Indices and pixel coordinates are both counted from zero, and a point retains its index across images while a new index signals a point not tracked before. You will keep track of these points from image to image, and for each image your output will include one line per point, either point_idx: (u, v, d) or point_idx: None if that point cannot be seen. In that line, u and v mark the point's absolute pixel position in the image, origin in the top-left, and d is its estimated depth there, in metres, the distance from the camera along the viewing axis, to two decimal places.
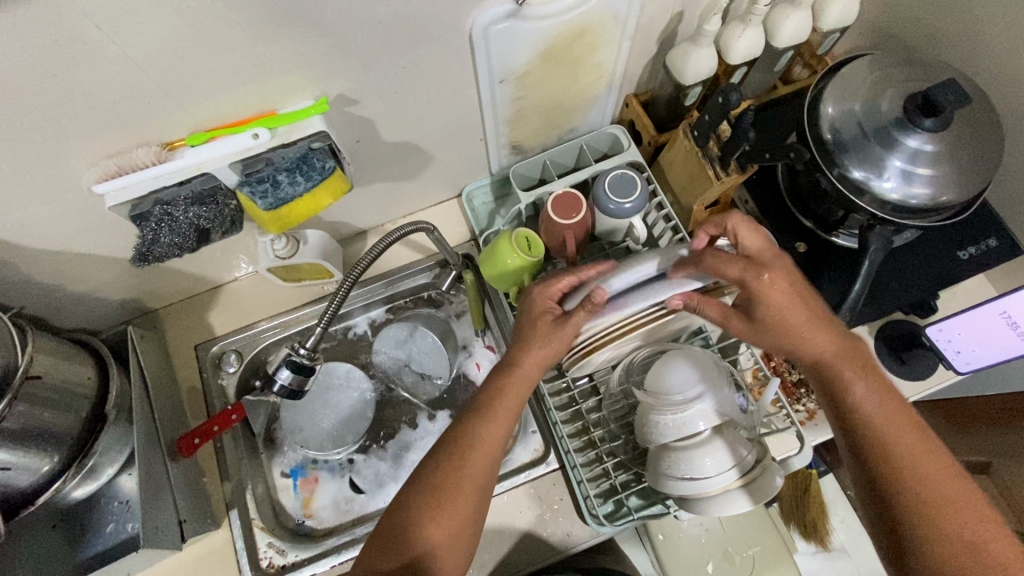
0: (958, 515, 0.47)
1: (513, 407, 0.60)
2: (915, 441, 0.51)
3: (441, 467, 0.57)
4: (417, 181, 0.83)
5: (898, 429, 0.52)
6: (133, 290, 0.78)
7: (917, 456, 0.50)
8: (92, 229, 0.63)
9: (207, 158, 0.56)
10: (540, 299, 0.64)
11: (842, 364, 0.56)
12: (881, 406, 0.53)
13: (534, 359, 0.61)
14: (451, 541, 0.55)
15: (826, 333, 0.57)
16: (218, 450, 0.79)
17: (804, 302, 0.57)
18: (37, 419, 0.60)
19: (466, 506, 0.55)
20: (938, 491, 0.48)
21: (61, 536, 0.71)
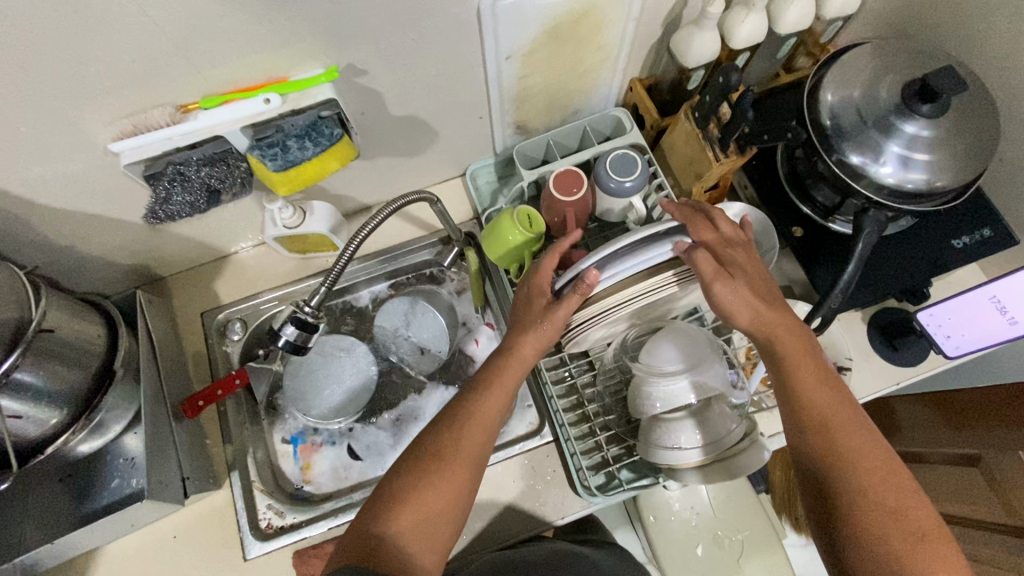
0: (886, 491, 0.52)
1: (509, 387, 0.63)
2: (848, 422, 0.56)
3: (440, 437, 0.59)
4: (423, 157, 0.84)
5: (837, 415, 0.56)
6: (141, 255, 0.80)
7: (853, 438, 0.55)
8: (106, 190, 0.65)
9: (219, 121, 0.58)
10: (538, 282, 0.66)
11: (794, 347, 0.59)
12: (820, 390, 0.57)
13: (529, 344, 0.64)
14: (440, 513, 0.56)
15: (779, 315, 0.59)
16: (221, 414, 0.81)
17: (764, 284, 0.61)
18: (48, 372, 0.62)
19: (459, 479, 0.57)
20: (867, 468, 0.54)
21: (66, 489, 0.73)
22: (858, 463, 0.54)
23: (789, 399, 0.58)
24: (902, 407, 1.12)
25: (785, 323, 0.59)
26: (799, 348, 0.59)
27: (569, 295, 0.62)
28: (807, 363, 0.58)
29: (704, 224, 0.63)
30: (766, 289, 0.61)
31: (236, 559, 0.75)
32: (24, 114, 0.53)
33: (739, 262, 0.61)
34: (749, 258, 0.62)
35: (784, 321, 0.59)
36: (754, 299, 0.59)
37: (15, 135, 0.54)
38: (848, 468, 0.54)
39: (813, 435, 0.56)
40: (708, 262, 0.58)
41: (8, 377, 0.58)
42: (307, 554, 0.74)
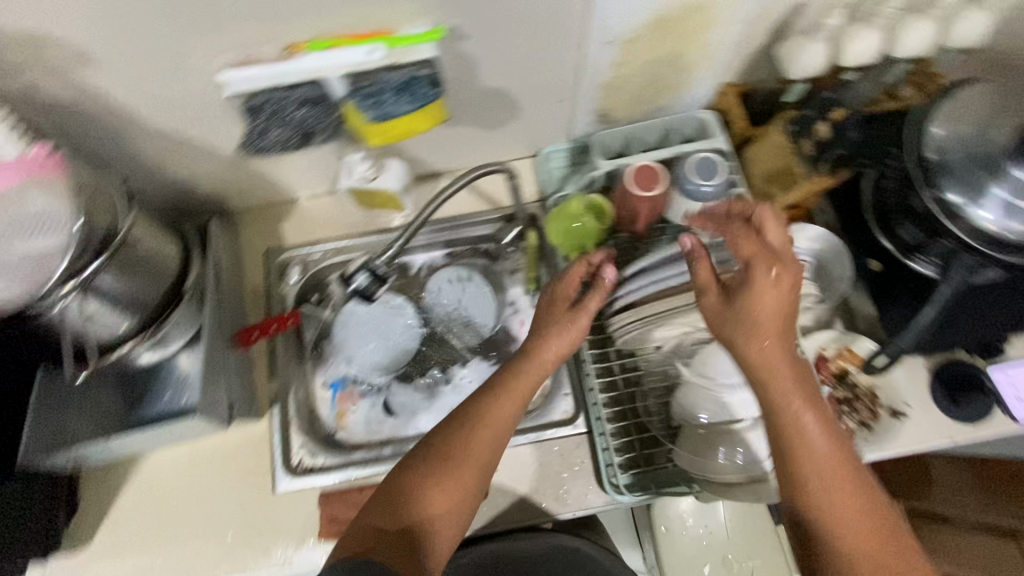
0: (877, 550, 0.50)
1: (525, 390, 0.63)
2: (851, 481, 0.53)
3: (451, 436, 0.60)
4: (501, 132, 0.84)
5: (829, 467, 0.53)
6: (221, 186, 0.83)
7: (844, 493, 0.52)
8: (202, 118, 0.68)
9: (325, 66, 0.59)
10: (564, 286, 0.69)
11: (790, 388, 0.55)
12: (815, 438, 0.54)
13: (554, 346, 0.65)
14: (457, 507, 0.58)
15: (784, 354, 0.55)
16: (271, 350, 0.85)
17: (779, 317, 0.56)
18: (127, 281, 0.66)
19: (469, 481, 0.58)
20: (859, 523, 0.51)
21: (121, 394, 0.77)
22: (847, 518, 0.52)
23: (788, 448, 0.54)
24: (941, 467, 1.07)
25: (785, 361, 0.55)
26: (798, 391, 0.55)
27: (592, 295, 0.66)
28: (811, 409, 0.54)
29: (740, 232, 0.61)
30: (777, 320, 0.56)
31: (264, 490, 0.78)
32: (145, 30, 0.55)
33: (755, 289, 0.56)
34: (772, 288, 0.56)
35: (785, 360, 0.55)
36: (762, 331, 0.55)
37: (135, 50, 0.57)
38: (834, 522, 0.52)
39: (811, 491, 0.53)
40: (707, 269, 0.61)
41: (93, 280, 0.61)
42: (334, 496, 0.76)
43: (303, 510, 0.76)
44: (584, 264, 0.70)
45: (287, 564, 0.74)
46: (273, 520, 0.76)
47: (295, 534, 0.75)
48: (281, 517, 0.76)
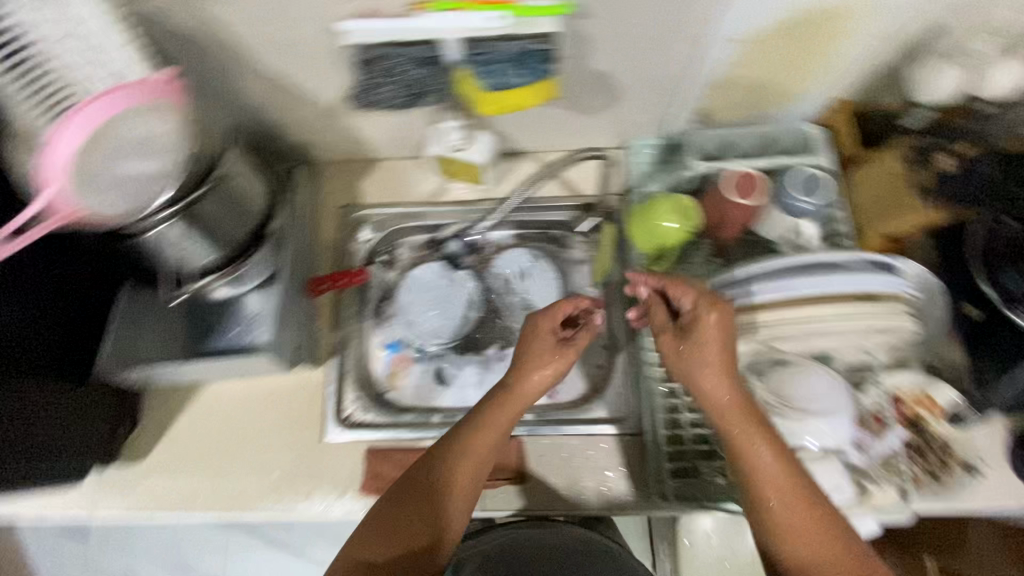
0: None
1: (510, 420, 0.63)
2: (807, 521, 0.54)
3: (434, 469, 0.60)
4: (595, 119, 0.82)
5: (779, 499, 0.55)
6: (311, 135, 0.84)
7: (792, 523, 0.54)
8: (311, 64, 0.68)
9: (447, 27, 0.58)
10: (546, 320, 0.67)
11: (738, 424, 0.57)
12: (766, 473, 0.55)
13: (532, 384, 0.64)
14: (447, 532, 0.59)
15: (727, 390, 0.57)
16: (337, 303, 0.86)
17: (726, 357, 0.58)
18: (216, 213, 0.68)
19: (456, 513, 0.60)
20: (811, 551, 0.53)
21: (189, 326, 0.78)
22: (798, 544, 0.54)
23: (742, 491, 0.57)
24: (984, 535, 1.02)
25: (730, 398, 0.58)
26: (749, 429, 0.57)
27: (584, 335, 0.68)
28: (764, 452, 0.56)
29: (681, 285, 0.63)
30: (722, 358, 0.58)
31: (313, 436, 0.79)
32: None
33: (700, 342, 0.59)
34: (718, 335, 0.59)
35: (731, 394, 0.58)
36: (708, 370, 0.58)
37: None
38: (787, 548, 0.54)
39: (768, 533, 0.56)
40: (661, 313, 0.65)
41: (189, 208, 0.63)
42: (379, 453, 0.77)
43: (347, 462, 0.78)
44: (572, 302, 0.68)
45: (324, 512, 0.75)
46: (317, 467, 0.78)
47: (336, 484, 0.77)
48: (325, 466, 0.78)
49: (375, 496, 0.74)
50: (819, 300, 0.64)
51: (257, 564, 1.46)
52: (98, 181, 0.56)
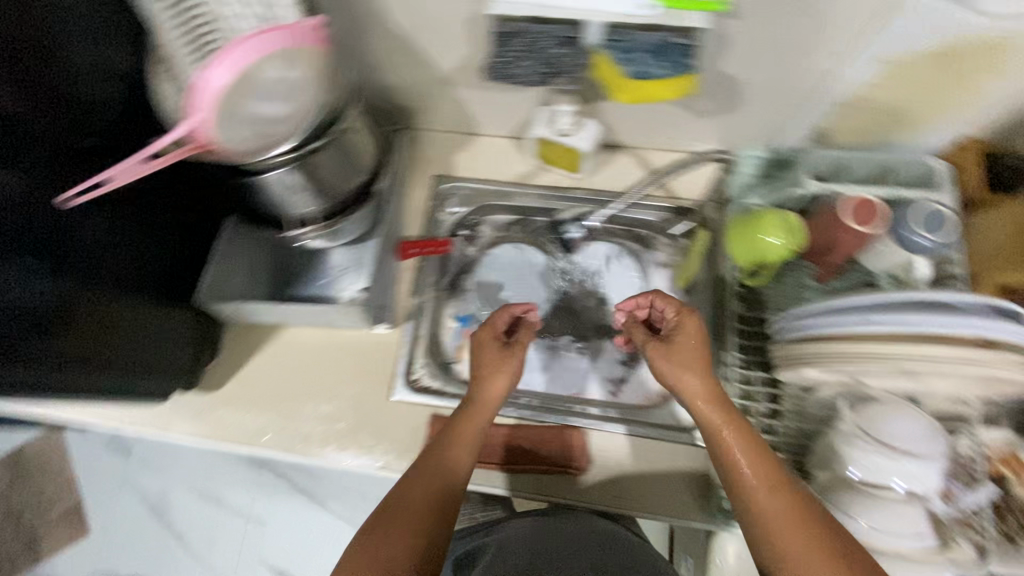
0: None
1: (476, 430, 0.66)
2: (785, 510, 0.55)
3: (406, 488, 0.61)
4: (706, 123, 0.80)
5: (762, 498, 0.57)
6: (419, 100, 0.84)
7: (777, 524, 0.55)
8: (442, 28, 0.68)
9: (594, 6, 0.58)
10: (481, 335, 0.71)
11: (720, 426, 0.60)
12: (746, 473, 0.58)
13: (493, 391, 0.67)
14: (429, 549, 0.58)
15: (701, 385, 0.62)
16: (418, 269, 0.87)
17: (703, 358, 0.63)
18: (330, 166, 0.69)
19: (433, 527, 0.59)
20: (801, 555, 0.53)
21: (284, 267, 0.83)
22: (786, 547, 0.54)
23: (730, 493, 0.59)
24: None
25: (710, 399, 0.62)
26: (731, 433, 0.60)
27: (523, 333, 0.72)
28: (740, 445, 0.59)
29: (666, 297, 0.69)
30: (699, 358, 0.63)
31: (381, 394, 0.81)
32: None
33: (688, 345, 0.64)
34: (696, 341, 0.64)
35: (711, 390, 0.62)
36: (688, 370, 0.63)
37: None
38: (776, 552, 0.54)
39: (755, 530, 0.56)
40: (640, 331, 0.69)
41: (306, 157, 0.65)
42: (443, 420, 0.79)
43: (410, 426, 0.79)
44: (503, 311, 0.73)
45: (384, 471, 0.77)
46: (381, 425, 0.79)
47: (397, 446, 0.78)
48: (389, 425, 0.79)
49: None
50: (941, 340, 0.60)
51: (281, 509, 1.50)
52: (238, 121, 0.58)
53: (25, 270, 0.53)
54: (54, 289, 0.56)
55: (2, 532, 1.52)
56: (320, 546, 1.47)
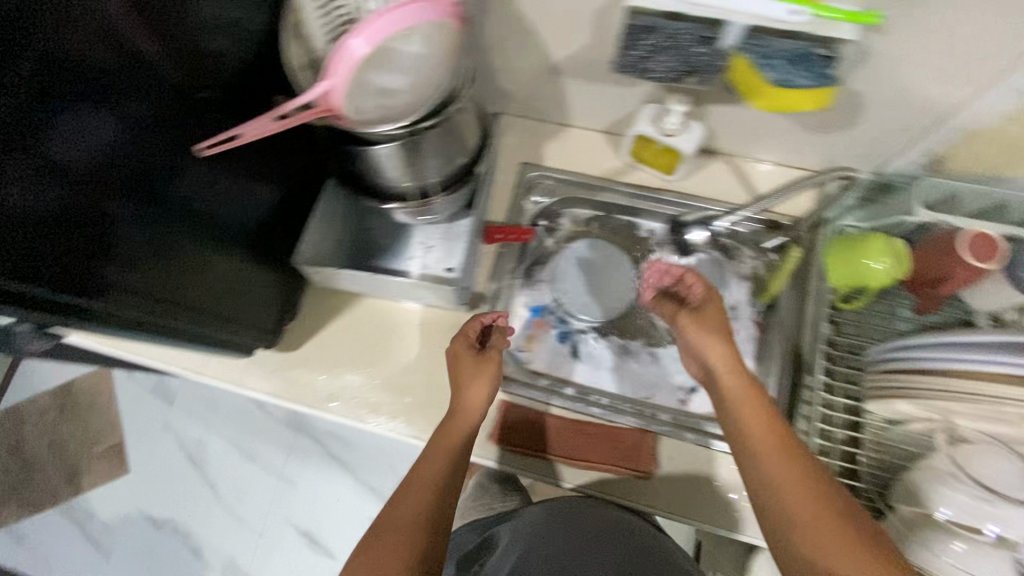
0: (822, 529, 0.55)
1: (454, 440, 0.70)
2: (797, 478, 0.58)
3: (391, 509, 0.65)
4: (812, 137, 0.78)
5: (770, 451, 0.61)
6: (519, 86, 0.83)
7: (784, 474, 0.59)
8: (566, 15, 0.68)
9: (737, 7, 0.56)
10: (455, 345, 0.76)
11: (734, 386, 0.66)
12: (756, 428, 0.62)
13: (476, 396, 0.72)
14: (417, 554, 0.60)
15: (720, 346, 0.68)
16: (498, 255, 0.87)
17: (724, 328, 0.70)
18: (436, 144, 0.69)
19: (416, 536, 0.61)
20: (806, 503, 0.57)
21: (371, 237, 0.84)
22: (791, 494, 0.58)
23: (736, 446, 0.64)
24: None
25: (729, 362, 0.68)
26: (748, 393, 0.65)
27: (498, 339, 0.76)
28: (750, 403, 0.64)
29: (695, 280, 0.76)
30: (721, 325, 0.70)
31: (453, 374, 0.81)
32: None
33: (711, 315, 0.71)
34: (719, 316, 0.71)
35: (728, 352, 0.68)
36: (712, 335, 0.69)
37: None
38: (781, 499, 0.58)
39: (762, 480, 0.60)
40: (671, 308, 0.77)
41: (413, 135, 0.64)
42: (514, 408, 0.79)
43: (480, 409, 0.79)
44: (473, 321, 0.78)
45: None
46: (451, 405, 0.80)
47: None
48: None
49: (502, 445, 0.76)
50: None
51: (312, 471, 1.53)
52: (366, 92, 0.58)
53: (140, 211, 0.55)
54: (160, 232, 0.58)
55: (47, 462, 1.58)
56: (347, 514, 1.49)
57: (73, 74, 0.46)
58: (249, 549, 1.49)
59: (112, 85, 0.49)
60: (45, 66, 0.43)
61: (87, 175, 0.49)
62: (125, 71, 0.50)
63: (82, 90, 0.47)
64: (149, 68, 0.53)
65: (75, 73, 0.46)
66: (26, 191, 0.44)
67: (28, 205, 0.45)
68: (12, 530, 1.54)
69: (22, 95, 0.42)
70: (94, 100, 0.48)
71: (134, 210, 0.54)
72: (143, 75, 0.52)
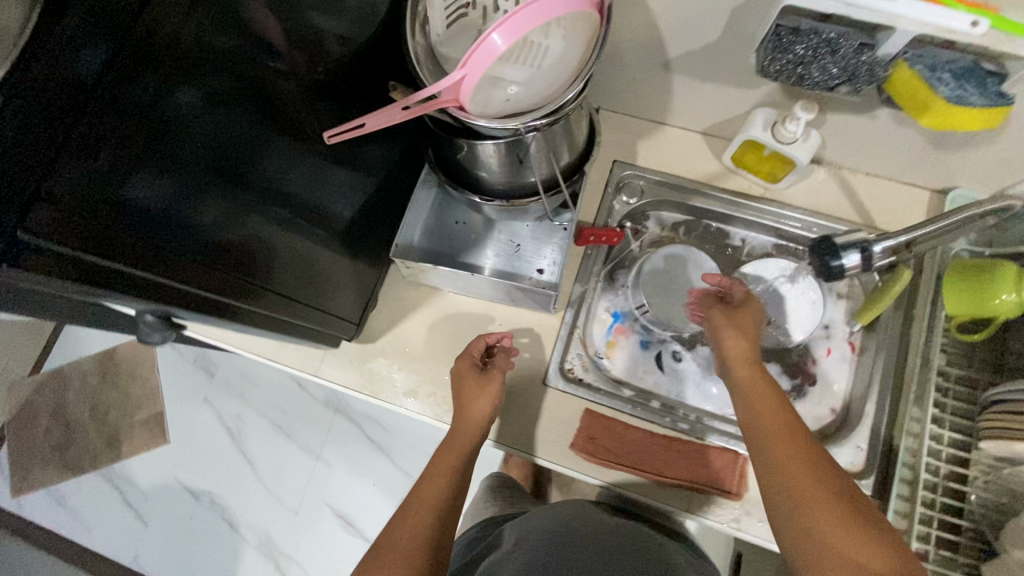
0: (808, 502, 0.53)
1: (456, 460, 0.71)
2: (794, 454, 0.57)
3: (391, 528, 0.66)
4: (937, 154, 0.73)
5: (771, 429, 0.59)
6: (623, 79, 0.79)
7: (781, 449, 0.57)
8: (698, 9, 0.63)
9: (907, 15, 0.50)
10: (463, 357, 0.75)
11: (748, 374, 0.66)
12: (760, 410, 0.62)
13: (473, 417, 0.71)
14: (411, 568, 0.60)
15: (742, 339, 0.69)
16: (585, 256, 0.83)
17: (747, 326, 0.71)
18: (549, 143, 0.65)
19: (409, 553, 0.62)
20: (796, 475, 0.55)
21: (453, 236, 0.81)
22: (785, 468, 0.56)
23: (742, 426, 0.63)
24: None
25: (744, 353, 0.68)
26: (758, 381, 0.65)
27: (500, 359, 0.76)
28: (760, 390, 0.64)
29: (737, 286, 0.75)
30: (748, 325, 0.71)
31: (534, 377, 0.79)
32: None
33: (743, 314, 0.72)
34: (750, 315, 0.72)
35: (745, 346, 0.69)
36: (735, 329, 0.70)
37: None
38: (775, 472, 0.56)
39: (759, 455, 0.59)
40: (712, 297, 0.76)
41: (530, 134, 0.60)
42: (598, 418, 0.76)
43: (563, 415, 0.76)
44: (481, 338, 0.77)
45: (531, 456, 0.75)
46: (532, 409, 0.77)
47: (547, 434, 0.76)
48: (540, 410, 0.77)
49: (586, 456, 0.73)
50: None
51: (349, 453, 1.52)
52: (491, 86, 0.55)
53: (241, 202, 0.51)
54: (256, 220, 0.53)
55: (89, 424, 1.59)
56: (384, 499, 1.48)
57: (189, 53, 0.42)
58: (284, 527, 1.49)
59: (223, 69, 0.45)
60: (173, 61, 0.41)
61: (197, 164, 0.45)
62: (239, 55, 0.46)
63: (209, 85, 0.44)
64: (261, 50, 0.48)
65: (185, 53, 0.41)
66: (161, 193, 0.42)
67: (163, 207, 0.43)
68: (54, 491, 1.56)
69: (154, 93, 0.40)
70: (206, 82, 0.44)
71: (235, 200, 0.50)
72: (263, 68, 0.49)
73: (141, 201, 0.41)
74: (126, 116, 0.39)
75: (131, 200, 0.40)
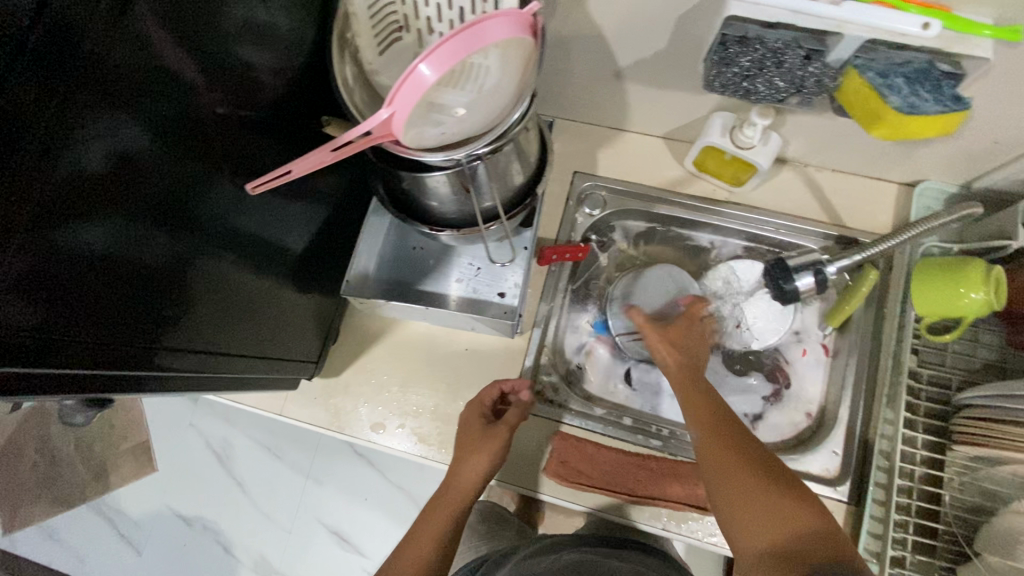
0: (735, 479, 0.55)
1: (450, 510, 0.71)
2: (719, 435, 0.58)
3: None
4: (901, 151, 0.72)
5: (700, 416, 0.61)
6: (578, 88, 0.76)
7: (708, 433, 0.59)
8: (643, 17, 0.60)
9: (853, 21, 0.48)
10: (473, 406, 0.73)
11: (676, 364, 0.68)
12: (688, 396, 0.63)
13: (469, 469, 0.69)
14: None
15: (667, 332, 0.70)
16: (549, 273, 0.81)
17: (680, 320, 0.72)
18: (496, 169, 0.62)
19: None
20: (723, 456, 0.56)
21: (412, 263, 0.79)
22: (713, 450, 0.57)
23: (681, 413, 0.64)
24: None
25: (674, 344, 0.70)
26: (684, 371, 0.67)
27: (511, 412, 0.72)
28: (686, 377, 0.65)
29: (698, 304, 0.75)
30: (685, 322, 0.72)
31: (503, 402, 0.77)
32: None
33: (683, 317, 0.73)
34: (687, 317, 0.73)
35: (671, 337, 0.70)
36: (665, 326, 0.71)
37: None
38: (708, 455, 0.58)
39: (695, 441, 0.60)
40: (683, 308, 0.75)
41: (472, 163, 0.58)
42: (569, 441, 0.74)
43: (534, 439, 0.75)
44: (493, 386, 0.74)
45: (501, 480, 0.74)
46: None
47: (519, 459, 0.74)
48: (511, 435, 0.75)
49: (559, 482, 0.72)
50: None
51: (339, 469, 1.51)
52: (427, 114, 0.50)
53: (174, 239, 0.48)
54: (195, 256, 0.50)
55: None
56: (378, 512, 1.48)
57: (98, 80, 0.37)
58: (280, 547, 1.49)
59: (138, 98, 0.41)
60: (75, 100, 0.36)
61: (120, 205, 0.41)
62: (155, 84, 0.42)
63: (123, 119, 0.40)
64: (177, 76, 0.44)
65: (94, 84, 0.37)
66: (79, 235, 0.39)
67: (80, 258, 0.39)
68: (47, 526, 1.55)
69: (50, 136, 0.35)
70: (121, 113, 0.40)
71: (168, 238, 0.47)
72: (181, 94, 0.45)
73: (45, 258, 0.37)
74: (25, 166, 0.34)
75: (39, 254, 0.36)
